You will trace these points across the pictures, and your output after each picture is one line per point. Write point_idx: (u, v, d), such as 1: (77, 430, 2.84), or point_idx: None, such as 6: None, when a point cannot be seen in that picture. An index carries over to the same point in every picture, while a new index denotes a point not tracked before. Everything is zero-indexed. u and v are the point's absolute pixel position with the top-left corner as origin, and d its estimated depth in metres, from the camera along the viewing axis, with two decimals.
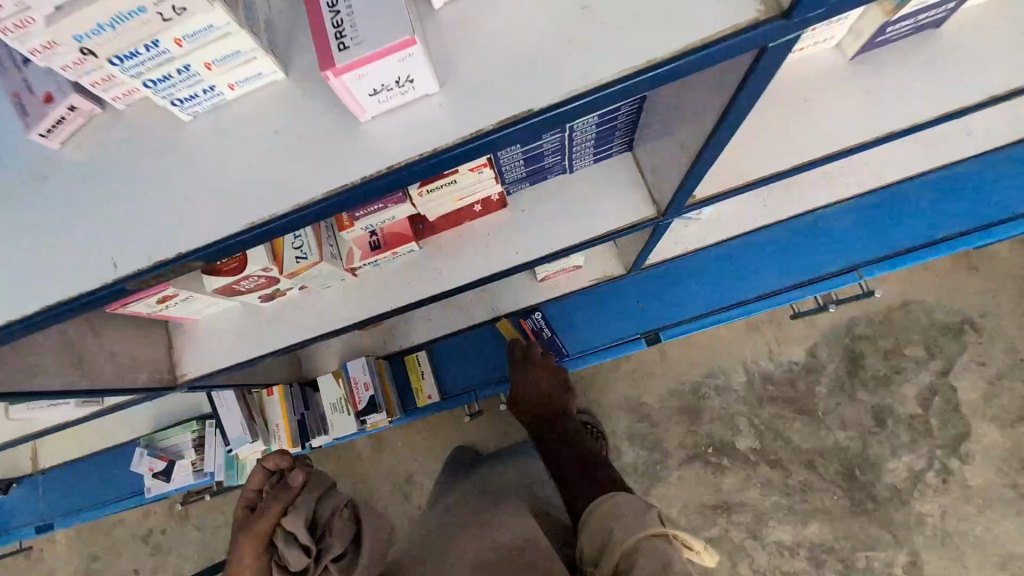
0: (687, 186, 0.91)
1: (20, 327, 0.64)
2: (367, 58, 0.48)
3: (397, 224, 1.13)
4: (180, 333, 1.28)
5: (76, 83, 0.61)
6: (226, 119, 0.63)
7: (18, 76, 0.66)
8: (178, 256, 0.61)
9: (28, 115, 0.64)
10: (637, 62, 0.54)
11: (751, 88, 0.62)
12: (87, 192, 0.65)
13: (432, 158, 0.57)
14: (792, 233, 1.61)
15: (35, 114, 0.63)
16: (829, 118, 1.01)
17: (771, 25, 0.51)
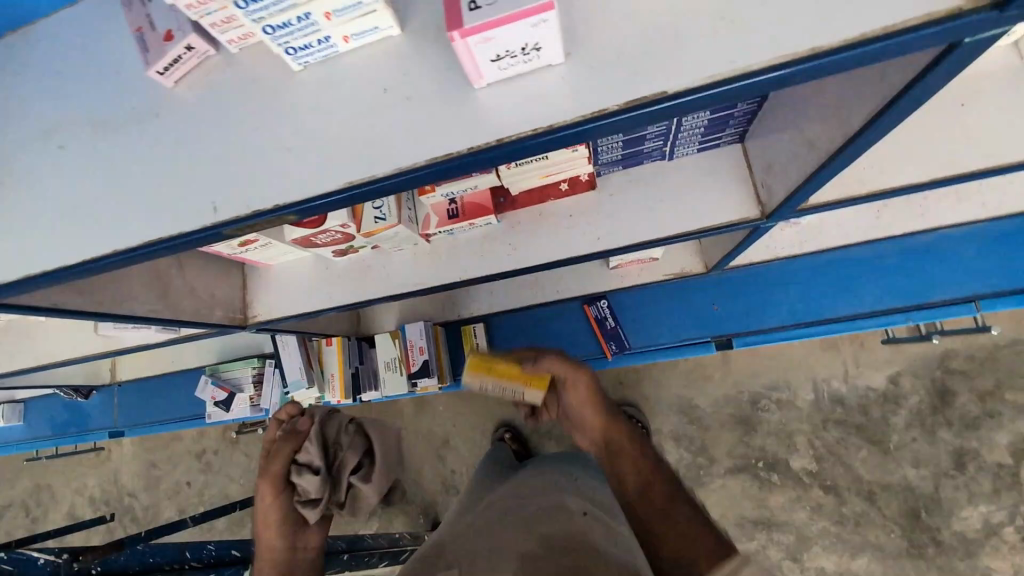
0: (805, 191, 0.82)
1: (129, 255, 0.67)
2: (497, 21, 0.44)
3: (478, 194, 1.09)
4: (255, 277, 1.32)
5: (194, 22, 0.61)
6: (335, 72, 0.60)
7: (143, 11, 0.67)
8: (275, 207, 0.60)
9: (148, 51, 0.64)
10: (802, 48, 0.47)
11: (927, 85, 0.52)
12: (196, 134, 0.66)
13: (550, 135, 0.52)
14: (901, 253, 1.45)
15: (155, 51, 0.64)
16: (988, 127, 0.87)
17: (980, 16, 0.43)
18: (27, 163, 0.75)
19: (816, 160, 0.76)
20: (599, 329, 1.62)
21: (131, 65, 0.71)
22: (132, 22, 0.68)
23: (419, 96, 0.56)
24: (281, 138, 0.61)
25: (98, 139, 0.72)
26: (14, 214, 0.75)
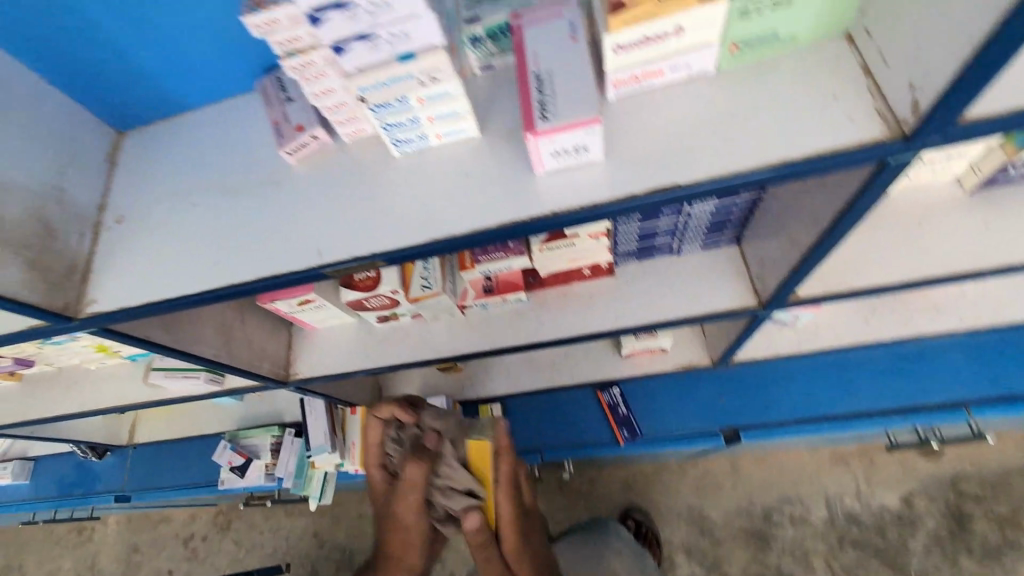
0: (792, 283, 0.98)
1: (237, 290, 0.83)
2: (560, 128, 0.62)
3: (511, 273, 1.25)
4: (301, 337, 1.46)
5: (323, 117, 0.84)
6: (426, 158, 0.80)
7: (279, 109, 0.89)
8: (370, 255, 0.76)
9: (281, 136, 0.86)
10: (777, 158, 0.62)
11: (873, 191, 0.68)
12: (308, 197, 0.84)
13: (588, 209, 0.68)
14: (891, 358, 1.58)
15: (287, 137, 0.85)
16: (946, 245, 1.05)
17: (893, 146, 0.58)
18: (161, 215, 0.94)
19: (798, 253, 0.92)
20: (612, 414, 1.72)
21: (263, 147, 0.93)
22: (269, 117, 0.90)
23: (491, 178, 0.74)
24: (379, 204, 0.80)
25: (225, 200, 0.91)
26: (142, 255, 0.91)
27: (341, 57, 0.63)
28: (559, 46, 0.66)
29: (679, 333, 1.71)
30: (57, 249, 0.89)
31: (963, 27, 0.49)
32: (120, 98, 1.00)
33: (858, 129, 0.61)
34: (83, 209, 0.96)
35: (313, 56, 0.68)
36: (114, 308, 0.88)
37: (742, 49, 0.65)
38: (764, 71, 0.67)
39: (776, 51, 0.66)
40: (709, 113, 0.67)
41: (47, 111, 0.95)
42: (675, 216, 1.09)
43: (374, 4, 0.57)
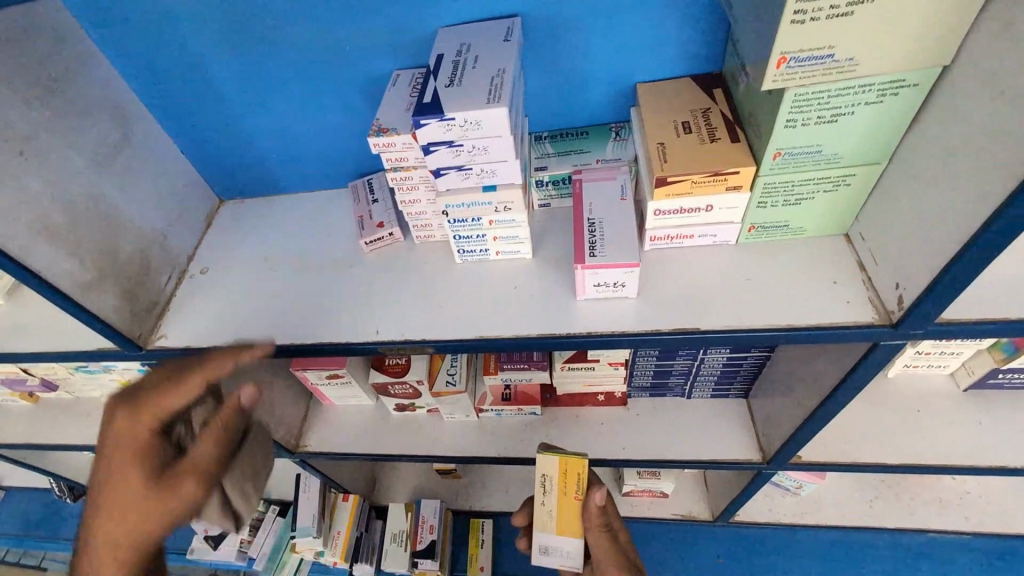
0: (795, 442, 1.04)
1: (296, 350, 0.93)
2: (604, 265, 0.75)
3: (530, 387, 1.32)
4: (317, 411, 1.51)
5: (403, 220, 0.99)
6: (481, 267, 0.93)
7: (364, 206, 1.05)
8: (422, 340, 0.87)
9: (363, 230, 1.00)
10: (783, 322, 0.73)
11: (867, 367, 0.78)
12: (373, 283, 0.97)
13: (620, 336, 0.79)
14: (899, 548, 1.53)
15: (368, 231, 0.99)
16: (942, 435, 1.12)
17: (880, 330, 0.69)
18: (239, 274, 1.06)
19: (801, 413, 0.99)
20: None
21: (341, 233, 1.07)
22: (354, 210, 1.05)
23: (536, 295, 0.86)
24: (436, 298, 0.91)
25: (298, 271, 1.03)
26: (215, 302, 1.02)
27: (438, 178, 0.78)
28: (611, 203, 0.81)
29: (682, 481, 1.73)
30: (146, 285, 0.99)
31: (924, 250, 0.62)
32: (235, 173, 1.15)
33: (853, 312, 0.72)
34: (176, 255, 1.07)
35: (413, 173, 0.84)
36: (179, 345, 0.98)
37: (758, 230, 0.79)
38: (775, 250, 0.80)
39: (788, 236, 0.80)
40: (729, 275, 0.79)
41: (175, 172, 1.09)
42: (690, 359, 1.18)
43: (477, 147, 0.73)
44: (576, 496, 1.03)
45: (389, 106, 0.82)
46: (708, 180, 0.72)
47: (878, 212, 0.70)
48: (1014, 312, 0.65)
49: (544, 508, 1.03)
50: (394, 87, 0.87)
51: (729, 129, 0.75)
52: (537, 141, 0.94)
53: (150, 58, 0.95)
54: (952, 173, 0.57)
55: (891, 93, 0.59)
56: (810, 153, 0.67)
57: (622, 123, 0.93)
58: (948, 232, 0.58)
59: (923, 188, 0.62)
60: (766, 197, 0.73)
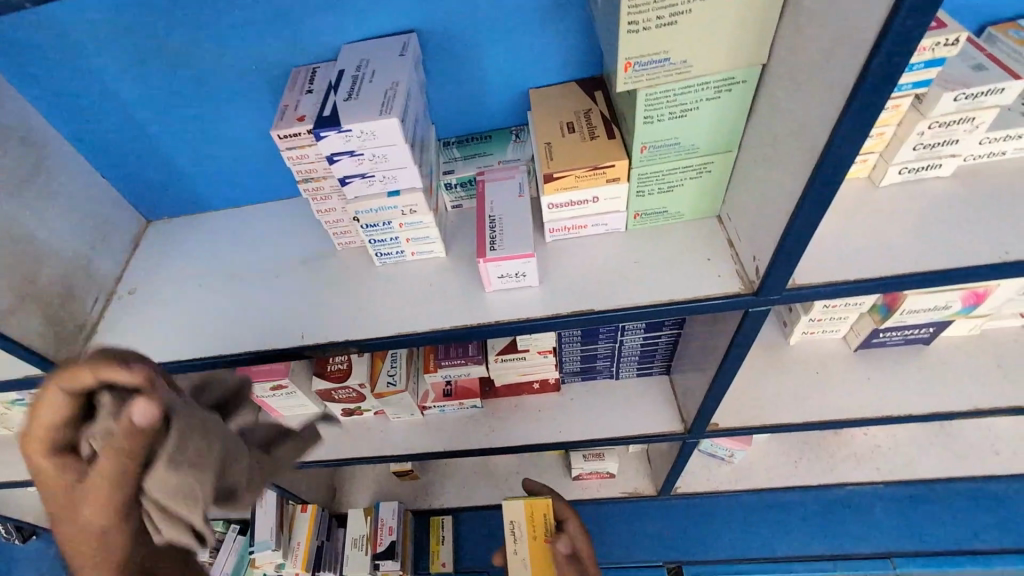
0: (707, 409, 1.14)
1: (225, 361, 0.95)
2: (504, 258, 0.82)
3: (469, 381, 1.38)
4: (266, 422, 1.52)
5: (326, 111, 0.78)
6: (400, 269, 0.98)
7: (295, 96, 0.84)
8: (344, 341, 0.91)
9: (281, 120, 0.80)
10: (666, 298, 0.81)
11: (744, 334, 0.88)
12: (297, 289, 1.01)
13: (527, 322, 0.85)
14: (826, 504, 1.70)
15: (285, 122, 0.79)
16: (840, 392, 1.25)
17: (745, 298, 0.78)
18: (167, 293, 1.07)
19: (707, 383, 1.09)
20: None
21: (265, 245, 1.10)
22: (283, 100, 0.84)
23: (451, 290, 0.93)
24: (359, 300, 0.96)
25: (225, 285, 1.06)
26: (143, 321, 1.04)
27: (345, 187, 0.82)
28: (510, 199, 0.88)
29: (627, 461, 1.83)
30: (71, 309, 1.00)
31: (769, 225, 0.71)
32: (159, 193, 1.16)
33: (724, 284, 0.80)
34: (103, 278, 1.08)
35: (324, 183, 0.87)
36: None
37: (643, 217, 0.87)
38: (658, 233, 0.88)
39: (669, 220, 0.88)
40: (621, 260, 0.87)
41: (96, 194, 1.10)
42: (612, 342, 1.27)
43: (376, 156, 0.78)
44: (544, 539, 1.13)
45: (303, 94, 0.85)
46: (588, 174, 0.80)
47: (736, 193, 0.79)
48: (849, 274, 0.75)
49: (516, 557, 1.11)
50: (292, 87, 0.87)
51: (607, 127, 0.83)
52: (444, 146, 1.00)
53: (60, 86, 0.96)
54: (778, 155, 0.66)
55: (726, 89, 0.68)
56: (670, 145, 0.75)
57: (522, 126, 1.00)
58: (781, 207, 0.67)
59: (763, 169, 0.71)
60: (642, 186, 0.81)
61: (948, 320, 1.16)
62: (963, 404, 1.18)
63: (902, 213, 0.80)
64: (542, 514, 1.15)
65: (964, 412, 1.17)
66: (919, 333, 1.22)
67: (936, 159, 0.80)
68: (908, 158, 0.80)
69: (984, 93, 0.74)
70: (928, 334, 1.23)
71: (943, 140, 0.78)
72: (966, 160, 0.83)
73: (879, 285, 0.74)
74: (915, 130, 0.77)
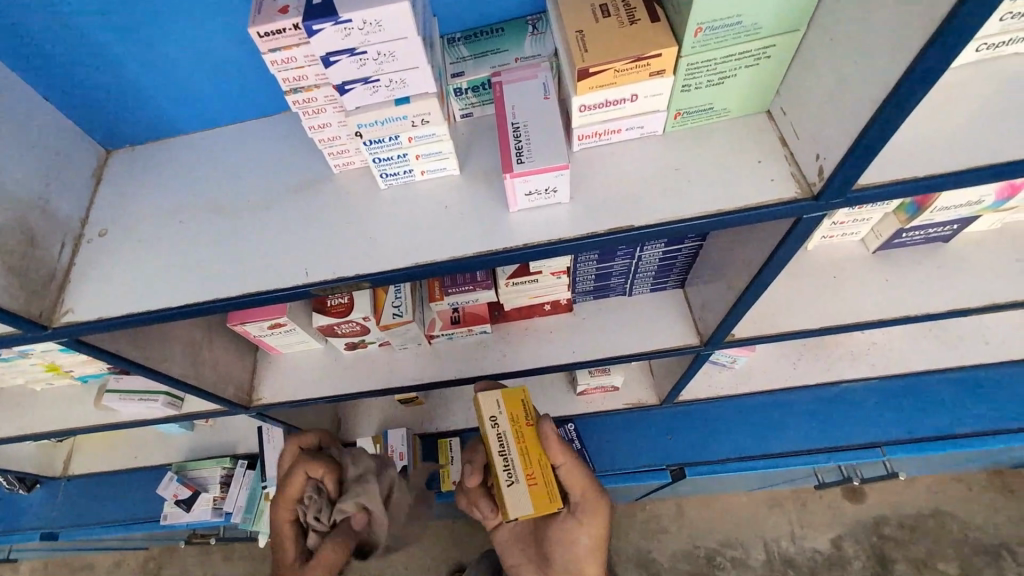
0: (730, 321, 1.12)
1: (222, 304, 0.86)
2: (535, 171, 0.72)
3: (478, 306, 1.32)
4: (266, 361, 1.45)
5: None
6: (409, 191, 0.87)
7: None
8: (356, 275, 0.82)
9: (259, 14, 0.66)
10: (715, 208, 0.74)
11: (791, 242, 0.83)
12: (294, 219, 0.90)
13: (558, 244, 0.78)
14: (819, 401, 1.79)
15: (264, 17, 0.65)
16: (857, 296, 1.24)
17: (804, 203, 0.71)
18: (144, 233, 0.95)
19: (733, 295, 1.06)
20: (567, 450, 1.79)
21: (249, 171, 0.98)
22: None
23: (472, 211, 0.83)
24: (367, 229, 0.86)
25: (209, 220, 0.94)
26: (122, 266, 0.92)
27: (343, 96, 0.70)
28: (535, 104, 0.77)
29: (630, 373, 1.85)
30: (36, 258, 0.87)
31: (846, 116, 0.63)
32: (115, 115, 1.00)
33: (779, 189, 0.73)
34: (65, 220, 0.94)
35: (316, 93, 0.74)
36: (92, 317, 0.88)
37: (685, 116, 0.78)
38: (701, 135, 0.80)
39: (713, 119, 0.80)
40: (660, 167, 0.79)
41: (37, 119, 0.93)
42: (629, 258, 1.21)
43: (383, 53, 0.65)
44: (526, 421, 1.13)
45: None
46: (630, 67, 0.69)
47: (799, 81, 0.70)
48: (920, 170, 0.69)
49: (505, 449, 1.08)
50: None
51: (648, 7, 0.71)
52: (449, 44, 0.86)
53: None
54: (871, 29, 0.57)
55: None
56: (730, 25, 0.64)
57: (538, 15, 0.87)
58: (868, 96, 0.59)
59: (844, 46, 0.61)
60: (689, 79, 0.71)
61: (975, 215, 1.15)
62: (979, 300, 1.19)
63: (975, 100, 0.73)
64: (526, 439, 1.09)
65: (980, 308, 1.18)
66: (941, 232, 1.22)
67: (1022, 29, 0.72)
68: (992, 31, 0.71)
69: None
70: (950, 233, 1.23)
71: None
72: None
73: (951, 181, 0.68)
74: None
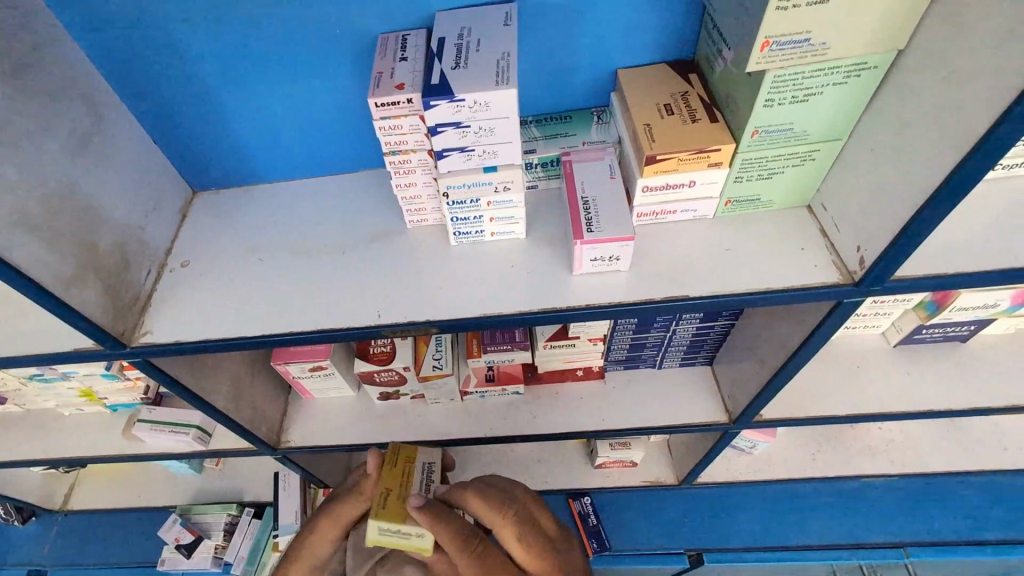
0: (761, 400, 1.15)
1: (293, 338, 0.92)
2: (604, 240, 0.80)
3: (513, 367, 1.36)
4: (297, 404, 1.48)
5: (430, 80, 0.75)
6: (476, 249, 0.95)
7: (389, 64, 0.81)
8: (424, 321, 0.89)
9: (378, 88, 0.77)
10: (763, 287, 0.81)
11: (829, 324, 0.89)
12: (367, 266, 0.98)
13: (615, 307, 0.84)
14: (840, 493, 1.75)
15: (384, 90, 0.76)
16: (879, 386, 1.29)
17: (844, 289, 0.78)
18: (223, 267, 1.02)
19: (766, 373, 1.11)
20: (582, 525, 1.76)
21: (326, 220, 1.07)
22: (375, 67, 0.81)
23: (537, 271, 0.91)
24: (435, 280, 0.93)
25: (286, 260, 1.01)
26: (200, 295, 0.99)
27: (440, 160, 0.80)
28: (602, 182, 0.87)
29: (649, 450, 1.84)
30: (127, 280, 0.95)
31: (886, 216, 0.71)
32: (211, 162, 1.10)
33: (821, 276, 0.81)
34: (153, 249, 1.02)
35: (411, 156, 0.84)
36: (168, 340, 0.93)
37: (734, 204, 0.87)
38: (749, 222, 0.88)
39: (759, 209, 0.89)
40: (711, 247, 0.87)
41: (145, 158, 1.03)
42: (664, 331, 1.27)
43: (482, 129, 0.76)
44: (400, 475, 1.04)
45: (398, 62, 0.81)
46: (692, 158, 0.79)
47: (840, 183, 0.80)
48: (950, 269, 0.76)
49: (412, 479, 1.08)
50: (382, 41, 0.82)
51: (707, 110, 0.82)
52: (523, 125, 0.98)
53: (126, 39, 0.90)
54: (906, 145, 0.67)
55: (854, 75, 0.68)
56: (782, 130, 0.75)
57: (603, 107, 0.99)
58: (907, 198, 0.67)
59: (884, 157, 0.71)
60: (742, 172, 0.81)
61: (991, 318, 1.21)
62: (997, 401, 1.24)
63: (996, 210, 0.81)
64: (403, 452, 1.09)
65: (998, 409, 1.23)
66: (959, 331, 1.27)
67: None
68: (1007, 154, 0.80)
69: None
70: (967, 333, 1.28)
71: None
72: None
73: (979, 280, 0.76)
74: None
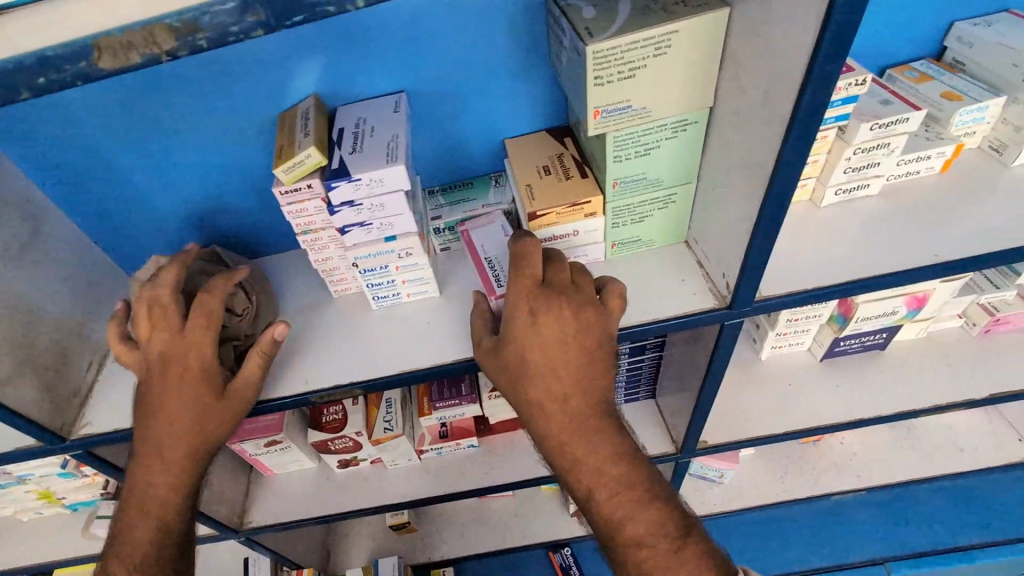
0: (695, 426, 1.20)
1: None
2: None
3: (464, 421, 1.39)
4: (258, 482, 1.49)
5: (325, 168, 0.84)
6: (396, 310, 1.03)
7: None
8: (348, 383, 0.94)
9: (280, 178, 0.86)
10: (650, 318, 0.89)
11: (724, 345, 0.96)
12: (296, 337, 1.04)
13: None
14: (813, 515, 1.76)
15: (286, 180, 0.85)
16: (812, 401, 1.35)
17: (720, 312, 0.86)
18: None
19: (693, 399, 1.16)
20: None
21: None
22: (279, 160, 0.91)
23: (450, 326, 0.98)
24: (359, 343, 1.00)
25: None
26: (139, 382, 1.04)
27: (344, 235, 0.88)
28: (497, 238, 0.96)
29: None
30: (66, 375, 1.00)
31: (734, 244, 0.81)
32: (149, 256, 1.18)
33: (700, 303, 0.89)
34: (96, 343, 1.08)
35: (322, 234, 0.93)
36: (106, 430, 0.97)
37: (619, 246, 0.96)
38: (635, 260, 0.97)
39: (643, 248, 0.98)
40: None
41: (87, 259, 1.11)
42: None
43: (375, 205, 0.84)
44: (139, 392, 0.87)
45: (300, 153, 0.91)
46: (568, 210, 0.88)
47: (701, 218, 0.90)
48: (808, 283, 0.85)
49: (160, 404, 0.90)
50: (286, 130, 0.90)
51: (579, 168, 0.93)
52: (429, 195, 1.08)
53: (59, 159, 0.99)
54: (734, 182, 0.77)
55: (681, 129, 0.79)
56: (638, 179, 0.85)
57: (500, 172, 1.10)
58: (743, 227, 0.77)
59: (722, 192, 0.81)
60: (616, 218, 0.91)
61: (898, 324, 1.30)
62: (922, 402, 1.30)
63: (846, 226, 0.91)
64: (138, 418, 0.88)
65: (923, 410, 1.29)
66: (874, 340, 1.34)
67: (864, 179, 0.92)
68: (841, 179, 0.91)
69: (894, 122, 0.85)
70: (882, 341, 1.35)
71: (866, 164, 0.89)
72: (890, 180, 0.95)
73: (835, 292, 0.84)
74: (842, 157, 0.88)
